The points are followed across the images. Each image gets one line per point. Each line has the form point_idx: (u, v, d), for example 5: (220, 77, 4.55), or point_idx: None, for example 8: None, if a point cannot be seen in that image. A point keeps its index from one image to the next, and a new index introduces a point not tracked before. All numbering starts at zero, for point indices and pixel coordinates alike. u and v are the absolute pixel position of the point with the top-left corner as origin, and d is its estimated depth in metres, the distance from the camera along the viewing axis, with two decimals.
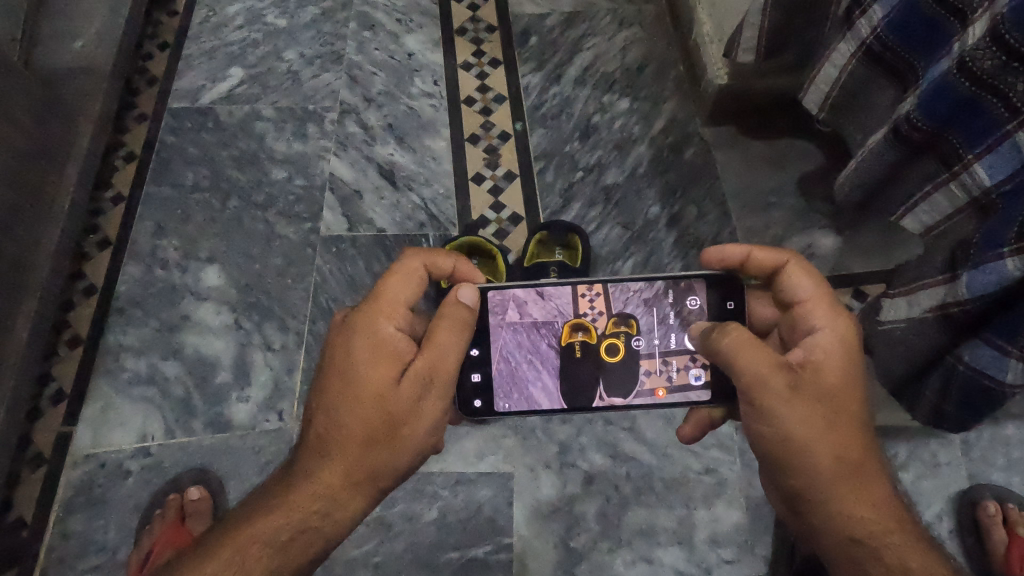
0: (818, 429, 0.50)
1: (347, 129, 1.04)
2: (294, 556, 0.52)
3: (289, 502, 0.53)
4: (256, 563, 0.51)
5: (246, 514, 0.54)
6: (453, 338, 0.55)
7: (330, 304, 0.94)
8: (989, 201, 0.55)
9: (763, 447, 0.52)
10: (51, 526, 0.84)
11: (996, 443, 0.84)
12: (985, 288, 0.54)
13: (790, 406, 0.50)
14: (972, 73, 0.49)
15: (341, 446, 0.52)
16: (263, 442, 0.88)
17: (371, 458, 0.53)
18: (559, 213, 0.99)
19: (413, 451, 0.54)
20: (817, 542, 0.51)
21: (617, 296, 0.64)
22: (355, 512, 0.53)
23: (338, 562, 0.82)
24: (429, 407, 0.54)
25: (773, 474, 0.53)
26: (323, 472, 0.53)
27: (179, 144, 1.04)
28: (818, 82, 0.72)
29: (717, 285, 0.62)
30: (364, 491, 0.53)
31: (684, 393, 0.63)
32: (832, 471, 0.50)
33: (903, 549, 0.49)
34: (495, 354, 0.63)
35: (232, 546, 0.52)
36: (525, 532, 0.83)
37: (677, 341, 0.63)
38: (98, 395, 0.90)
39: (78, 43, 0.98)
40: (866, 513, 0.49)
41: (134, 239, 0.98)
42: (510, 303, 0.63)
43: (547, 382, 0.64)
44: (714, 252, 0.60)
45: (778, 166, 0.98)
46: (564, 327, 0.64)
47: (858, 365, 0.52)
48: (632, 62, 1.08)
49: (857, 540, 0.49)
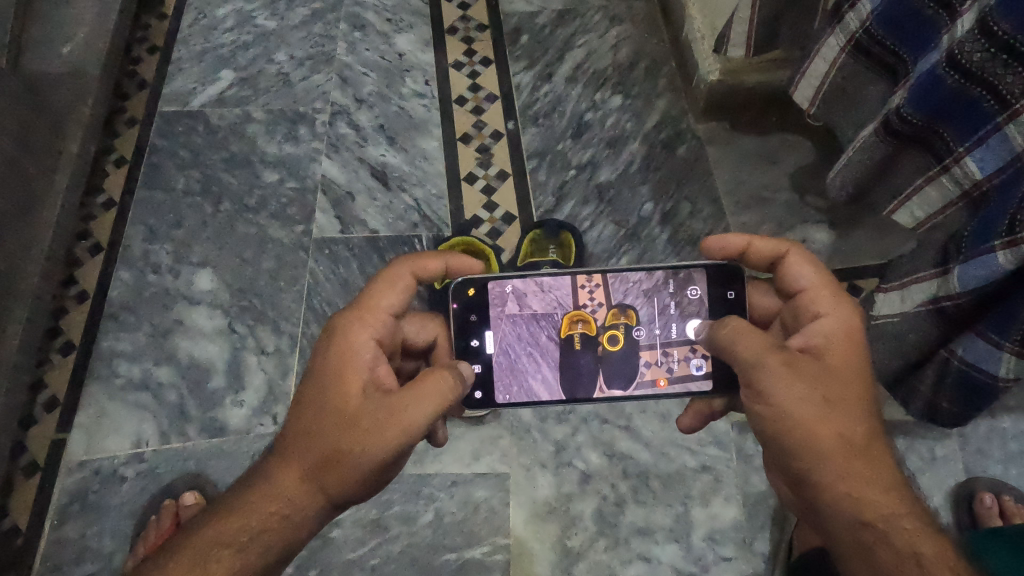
0: (819, 410, 0.49)
1: (339, 130, 1.04)
2: (251, 560, 0.50)
3: (248, 504, 0.51)
4: (216, 564, 0.49)
5: (208, 514, 0.53)
6: (439, 380, 0.53)
7: (324, 306, 0.94)
8: (981, 193, 0.55)
9: (765, 432, 0.51)
10: (46, 533, 0.84)
11: (992, 436, 0.84)
12: (977, 281, 0.54)
13: (790, 385, 0.49)
14: (961, 66, 0.49)
15: (302, 449, 0.51)
16: (259, 446, 0.88)
17: (330, 467, 0.51)
18: (552, 212, 0.98)
19: (368, 469, 0.51)
20: (826, 530, 0.49)
21: (617, 287, 0.63)
22: (315, 518, 0.51)
23: (335, 566, 0.82)
24: (385, 430, 0.50)
25: (779, 460, 0.51)
26: (283, 475, 0.51)
27: (170, 148, 1.03)
28: (808, 75, 0.71)
29: (717, 275, 0.62)
30: (324, 498, 0.51)
31: (685, 383, 0.63)
32: (838, 451, 0.48)
33: (915, 534, 0.46)
34: (494, 347, 0.63)
35: (191, 549, 0.51)
36: (522, 532, 0.83)
37: (679, 330, 0.63)
38: (91, 401, 0.90)
39: (66, 48, 0.98)
40: (876, 497, 0.47)
41: (126, 244, 0.98)
42: (510, 293, 0.64)
43: (547, 375, 0.63)
44: (714, 241, 0.60)
45: (771, 161, 0.98)
46: (564, 319, 0.64)
47: (862, 349, 0.52)
48: (624, 59, 1.07)
49: (865, 524, 0.47)
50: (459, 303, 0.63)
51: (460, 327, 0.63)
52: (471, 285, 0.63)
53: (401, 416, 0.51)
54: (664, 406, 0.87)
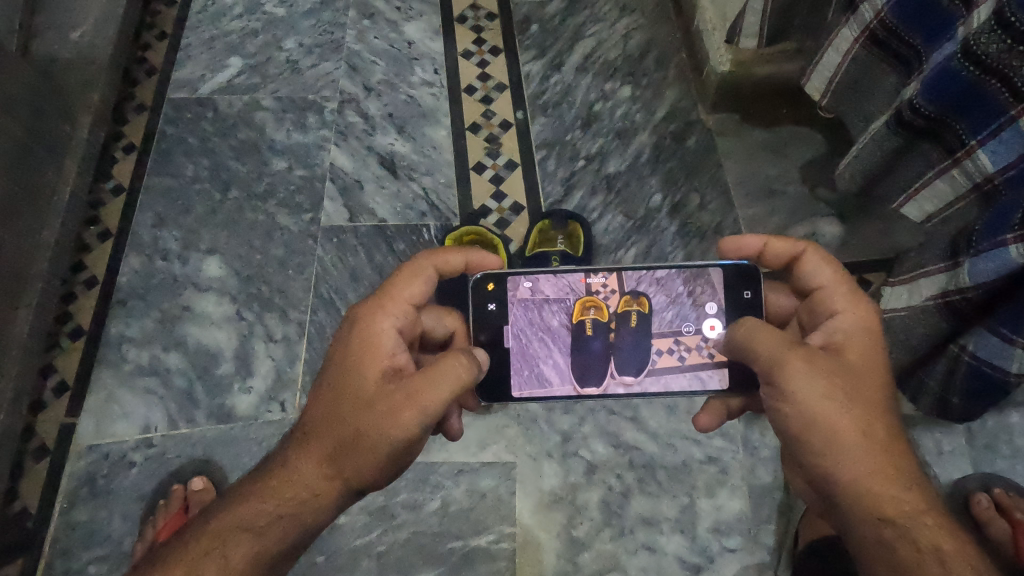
0: (841, 405, 0.48)
1: (348, 118, 1.03)
2: (270, 545, 0.50)
3: (266, 489, 0.52)
4: (235, 548, 0.50)
5: (227, 499, 0.54)
6: (455, 364, 0.53)
7: (332, 294, 0.94)
8: (993, 187, 0.54)
9: (785, 429, 0.51)
10: (56, 516, 0.84)
11: (1001, 431, 0.83)
12: (989, 274, 0.53)
13: (810, 381, 0.49)
14: (975, 57, 0.48)
15: (321, 435, 0.52)
16: (266, 432, 0.88)
17: (349, 453, 0.51)
18: (560, 202, 0.98)
19: (385, 454, 0.51)
20: (846, 526, 0.49)
21: (629, 275, 0.64)
22: (331, 506, 0.51)
23: (341, 553, 0.82)
24: (401, 414, 0.50)
25: (798, 457, 0.51)
26: (301, 461, 0.52)
27: (178, 135, 1.03)
28: (821, 67, 0.71)
29: (736, 274, 0.62)
30: (342, 483, 0.51)
31: (697, 371, 0.62)
32: (859, 447, 0.48)
33: (935, 530, 0.46)
34: (505, 333, 0.64)
35: (212, 532, 0.51)
36: (528, 522, 0.83)
37: (692, 322, 0.63)
38: (101, 386, 0.90)
39: (75, 35, 0.98)
40: (897, 494, 0.47)
41: (135, 231, 0.98)
42: (524, 281, 0.64)
43: (558, 361, 0.64)
44: (730, 242, 0.60)
45: (782, 153, 0.97)
46: (577, 304, 0.65)
47: (881, 346, 0.52)
48: (634, 49, 1.07)
49: (886, 520, 0.47)
50: (477, 297, 0.64)
51: (479, 319, 0.64)
52: (491, 280, 0.64)
53: (419, 401, 0.51)
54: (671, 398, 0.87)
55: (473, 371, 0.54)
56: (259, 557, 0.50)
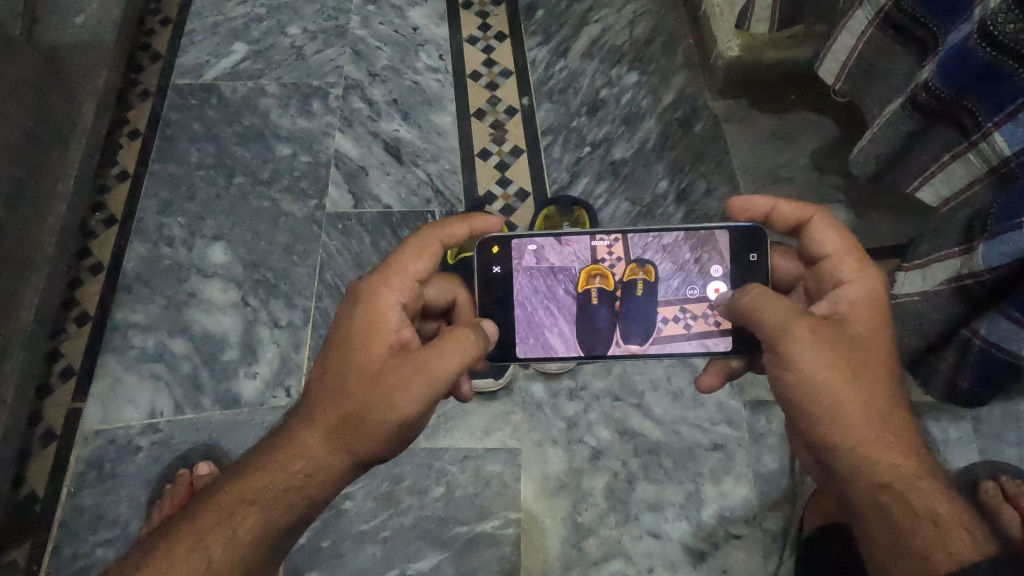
0: (843, 375, 0.48)
1: (352, 105, 1.03)
2: (276, 516, 0.51)
3: (270, 463, 0.52)
4: (243, 521, 0.50)
5: (231, 472, 0.54)
6: (462, 336, 0.53)
7: (337, 280, 0.94)
8: (1008, 170, 0.53)
9: (787, 397, 0.51)
10: (63, 500, 0.84)
11: (1008, 419, 0.83)
12: (1001, 258, 0.53)
13: (813, 351, 0.49)
14: (994, 38, 0.48)
15: (325, 408, 0.52)
16: (272, 417, 0.88)
17: (355, 426, 0.51)
18: (566, 189, 0.98)
19: (392, 428, 0.51)
20: (845, 492, 0.49)
21: (636, 242, 0.63)
22: (337, 479, 0.52)
23: (346, 537, 0.83)
24: (408, 387, 0.50)
25: (799, 424, 0.51)
26: (307, 434, 0.52)
27: (183, 122, 1.03)
28: (833, 51, 0.70)
29: (742, 238, 0.61)
30: (347, 455, 0.51)
31: (702, 340, 0.62)
32: (861, 416, 0.48)
33: (933, 495, 0.46)
34: (511, 301, 0.63)
35: (217, 506, 0.52)
36: (533, 507, 0.83)
37: (697, 288, 0.63)
38: (106, 371, 0.90)
39: (80, 18, 0.98)
40: (896, 459, 0.47)
41: (140, 218, 0.98)
42: (528, 247, 0.63)
43: (564, 329, 0.63)
44: (739, 204, 0.59)
45: (791, 139, 0.96)
46: (582, 273, 0.65)
47: (887, 316, 0.52)
48: (641, 35, 1.06)
49: (884, 485, 0.47)
50: (484, 261, 0.64)
51: (488, 285, 0.64)
52: (496, 243, 0.63)
53: (425, 373, 0.51)
54: (676, 385, 0.87)
55: (480, 345, 0.54)
56: (268, 528, 0.50)
